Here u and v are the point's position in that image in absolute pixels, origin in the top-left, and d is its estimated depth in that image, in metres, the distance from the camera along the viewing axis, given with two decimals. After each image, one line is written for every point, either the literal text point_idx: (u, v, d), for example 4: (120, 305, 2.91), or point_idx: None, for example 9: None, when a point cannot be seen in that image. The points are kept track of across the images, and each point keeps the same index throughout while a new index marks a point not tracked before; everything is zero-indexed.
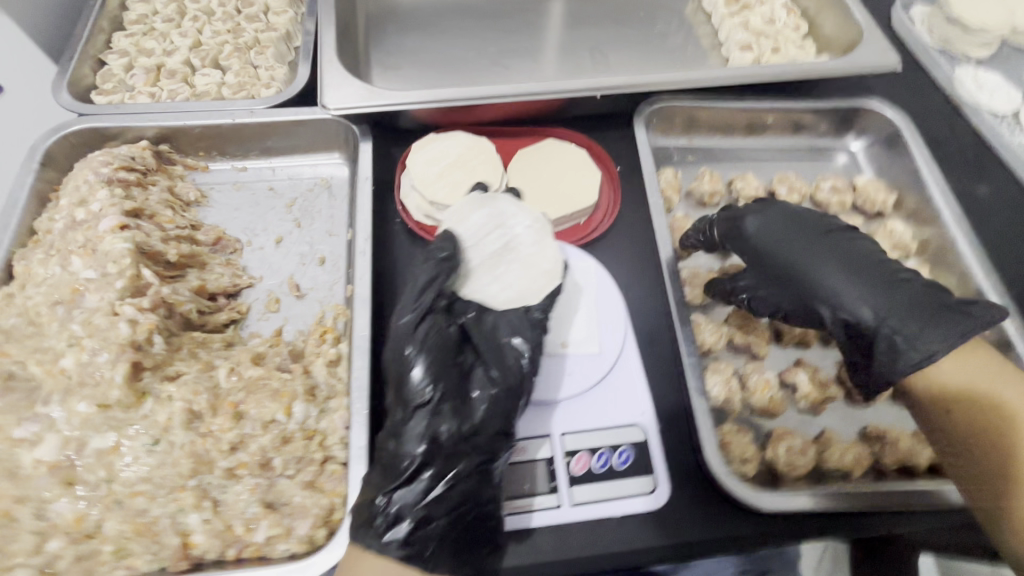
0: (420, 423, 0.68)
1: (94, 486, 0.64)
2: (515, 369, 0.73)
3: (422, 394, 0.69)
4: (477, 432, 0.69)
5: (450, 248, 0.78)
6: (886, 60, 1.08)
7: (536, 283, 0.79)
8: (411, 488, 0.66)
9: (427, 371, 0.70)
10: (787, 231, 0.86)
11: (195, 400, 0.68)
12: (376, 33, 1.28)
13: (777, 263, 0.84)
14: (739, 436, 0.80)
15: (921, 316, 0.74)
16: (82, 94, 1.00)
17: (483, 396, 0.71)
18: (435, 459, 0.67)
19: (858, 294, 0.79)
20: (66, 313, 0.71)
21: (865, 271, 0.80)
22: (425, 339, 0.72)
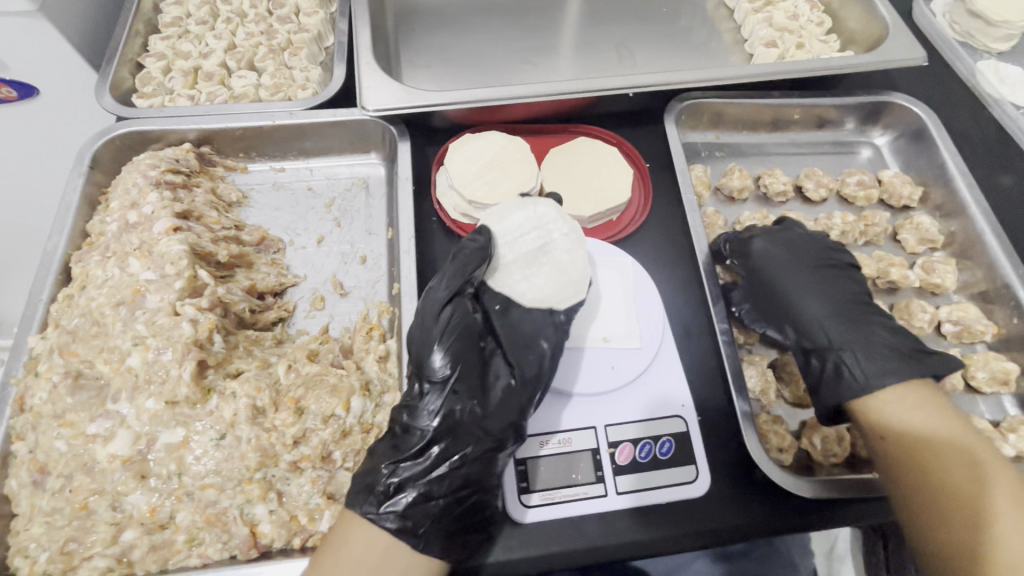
0: (435, 402, 0.72)
1: (165, 479, 0.67)
2: (537, 367, 0.76)
3: (438, 372, 0.72)
4: (489, 421, 0.71)
5: (484, 240, 0.80)
6: (912, 55, 1.09)
7: (564, 291, 0.81)
8: (419, 461, 0.69)
9: (444, 353, 0.73)
10: (788, 260, 0.88)
11: (259, 396, 0.70)
12: (403, 32, 1.30)
13: (766, 283, 0.87)
14: (776, 426, 0.82)
15: (887, 364, 0.75)
16: (123, 98, 1.02)
17: (501, 387, 0.73)
18: (444, 438, 0.70)
19: (828, 327, 0.81)
20: (128, 314, 0.74)
21: (848, 313, 0.82)
22: (447, 323, 0.75)
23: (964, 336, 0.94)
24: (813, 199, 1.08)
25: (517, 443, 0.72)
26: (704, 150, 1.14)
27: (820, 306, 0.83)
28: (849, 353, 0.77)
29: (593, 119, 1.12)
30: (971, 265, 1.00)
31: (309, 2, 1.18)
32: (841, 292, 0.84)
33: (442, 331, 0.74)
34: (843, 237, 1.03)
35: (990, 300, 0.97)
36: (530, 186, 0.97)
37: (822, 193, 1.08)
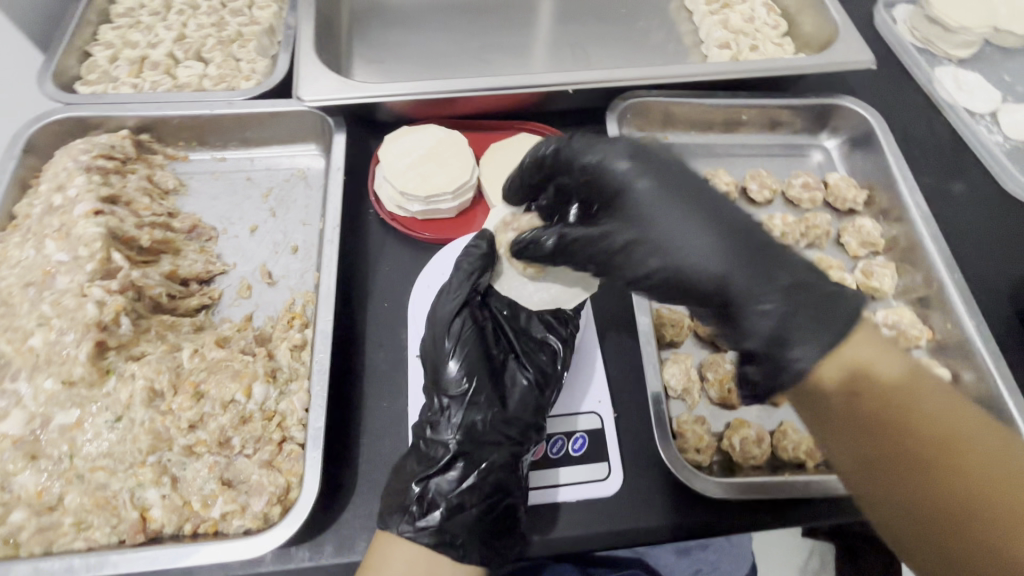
0: (456, 413, 0.74)
1: (56, 460, 0.66)
2: (549, 364, 0.79)
3: (460, 382, 0.75)
4: (512, 423, 0.74)
5: (487, 245, 0.80)
6: (860, 58, 1.09)
7: (572, 287, 0.82)
8: (447, 475, 0.71)
9: (463, 363, 0.76)
10: (666, 186, 0.64)
11: (157, 378, 0.70)
12: (360, 29, 1.31)
13: (642, 225, 0.64)
14: (695, 426, 0.81)
15: (796, 301, 0.60)
16: (66, 85, 1.03)
17: (518, 391, 0.76)
18: (469, 448, 0.72)
19: (723, 263, 0.61)
20: (37, 294, 0.74)
21: (732, 242, 0.62)
22: (460, 334, 0.77)
23: (900, 340, 0.93)
24: (757, 200, 1.07)
25: (539, 439, 0.75)
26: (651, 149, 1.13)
27: (707, 239, 0.61)
28: (763, 291, 0.60)
29: (539, 116, 1.12)
30: (909, 270, 0.99)
31: None
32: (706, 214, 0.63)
33: (458, 343, 0.76)
34: (784, 239, 1.02)
35: (929, 305, 0.95)
36: (464, 181, 0.96)
37: (765, 194, 1.07)
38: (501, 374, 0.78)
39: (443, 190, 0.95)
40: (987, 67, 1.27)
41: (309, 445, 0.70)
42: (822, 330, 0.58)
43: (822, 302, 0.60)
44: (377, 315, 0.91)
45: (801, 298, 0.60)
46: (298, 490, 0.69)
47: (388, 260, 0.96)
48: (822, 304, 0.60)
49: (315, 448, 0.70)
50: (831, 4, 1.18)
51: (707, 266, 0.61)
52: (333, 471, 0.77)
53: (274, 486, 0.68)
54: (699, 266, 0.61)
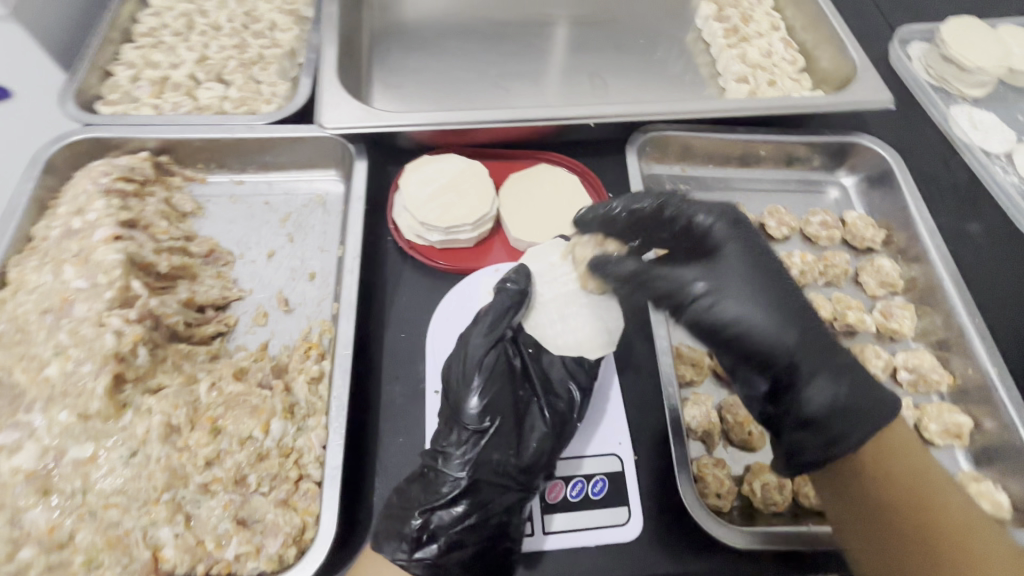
0: (471, 449, 0.73)
1: (68, 496, 0.65)
2: (566, 411, 0.78)
3: (482, 418, 0.75)
4: (525, 467, 0.73)
5: (523, 283, 0.85)
6: (879, 97, 1.09)
7: (598, 335, 0.83)
8: (451, 509, 0.71)
9: (489, 401, 0.76)
10: (751, 253, 0.71)
11: (173, 414, 0.69)
12: (380, 52, 1.31)
13: (719, 278, 0.69)
14: (715, 470, 0.80)
15: (852, 401, 0.64)
16: (87, 104, 1.03)
17: (535, 435, 0.75)
18: (479, 486, 0.72)
19: (789, 329, 0.66)
20: (54, 321, 0.73)
21: (798, 325, 0.67)
22: (488, 370, 0.78)
23: (919, 385, 0.93)
24: (775, 237, 1.07)
25: (545, 485, 0.75)
26: (669, 182, 1.14)
27: (778, 319, 0.67)
28: (823, 374, 0.65)
29: (558, 145, 1.12)
30: (930, 312, 0.99)
31: (285, 18, 1.20)
32: (794, 302, 0.69)
33: (484, 381, 0.77)
34: (802, 277, 1.01)
35: (948, 348, 0.95)
36: (484, 212, 0.96)
37: (784, 231, 1.07)
38: (523, 415, 0.77)
39: (463, 222, 0.95)
40: (1001, 107, 1.28)
41: (327, 483, 0.69)
42: (860, 427, 0.63)
43: (870, 415, 0.63)
44: (393, 346, 0.90)
45: (852, 410, 0.64)
46: (314, 531, 0.68)
47: (405, 291, 0.95)
48: (869, 409, 0.64)
49: (333, 486, 0.69)
50: (850, 43, 1.19)
51: (771, 343, 0.66)
52: (348, 510, 0.76)
53: (290, 526, 0.67)
54: (766, 340, 0.66)
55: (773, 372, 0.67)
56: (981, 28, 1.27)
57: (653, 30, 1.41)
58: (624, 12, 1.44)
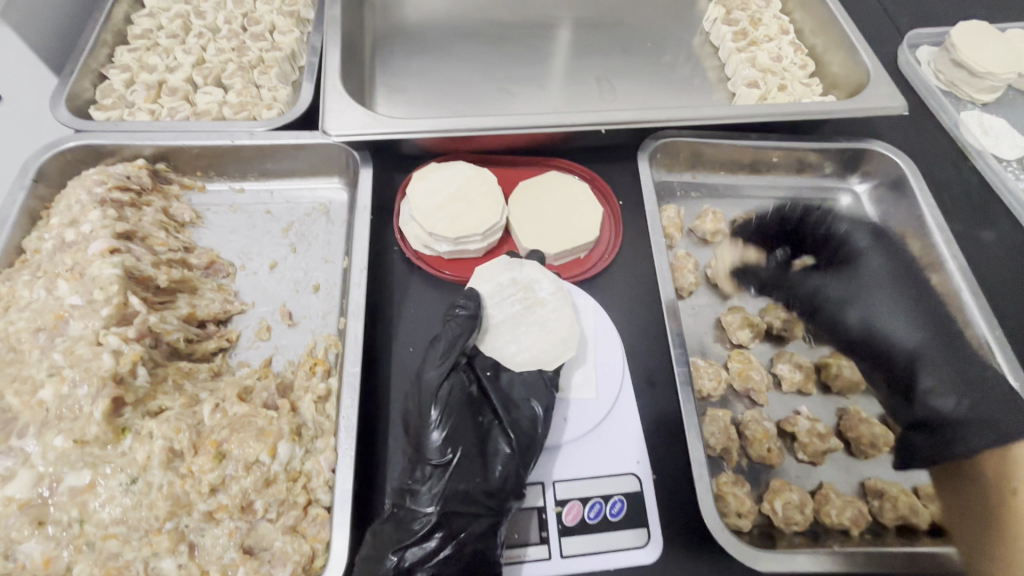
0: (436, 484, 0.70)
1: (65, 526, 0.62)
2: (530, 430, 0.75)
3: (442, 450, 0.71)
4: (492, 491, 0.70)
5: (473, 307, 0.81)
6: (893, 103, 1.08)
7: (550, 349, 0.83)
8: (424, 545, 0.67)
9: (447, 431, 0.72)
10: (897, 272, 0.98)
11: (177, 438, 0.65)
12: (382, 54, 1.28)
13: (875, 296, 0.95)
14: (736, 488, 0.78)
15: (973, 396, 0.84)
16: (80, 109, 0.99)
17: (501, 457, 0.72)
18: (448, 517, 0.68)
19: (914, 343, 0.90)
20: (48, 340, 0.70)
21: (926, 334, 0.91)
22: (446, 400, 0.73)
23: None
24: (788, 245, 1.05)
25: (517, 507, 0.71)
26: (679, 189, 1.12)
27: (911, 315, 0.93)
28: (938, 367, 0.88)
29: (567, 151, 1.09)
30: None
31: (284, 20, 1.16)
32: (914, 315, 0.93)
33: (443, 413, 0.73)
34: None
35: (967, 358, 0.91)
36: (494, 221, 0.93)
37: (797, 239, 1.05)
38: (484, 440, 0.73)
39: (472, 232, 0.92)
40: (1011, 111, 1.27)
41: (336, 509, 0.67)
42: (971, 422, 0.82)
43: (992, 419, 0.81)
44: (401, 360, 0.87)
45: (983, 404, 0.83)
46: (324, 559, 0.65)
47: (413, 303, 0.92)
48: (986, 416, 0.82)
49: (344, 512, 0.67)
50: (862, 47, 1.18)
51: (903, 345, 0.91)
52: (359, 534, 0.73)
53: (299, 555, 0.64)
54: (893, 342, 0.91)
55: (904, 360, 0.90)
56: (990, 32, 1.25)
57: (660, 33, 1.39)
58: (631, 14, 1.42)
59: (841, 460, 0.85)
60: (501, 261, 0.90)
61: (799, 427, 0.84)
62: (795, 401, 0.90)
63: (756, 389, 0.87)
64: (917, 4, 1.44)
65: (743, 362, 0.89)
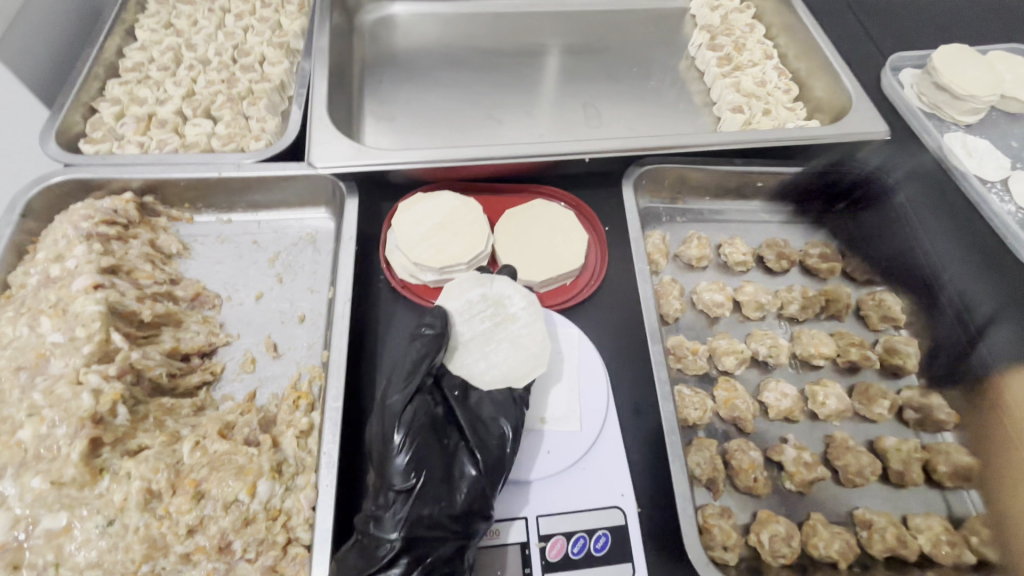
0: (401, 509, 0.68)
1: (40, 570, 0.61)
2: (497, 450, 0.74)
3: (404, 474, 0.69)
4: (458, 515, 0.69)
5: (439, 325, 0.80)
6: (875, 127, 1.09)
7: (520, 367, 0.81)
8: (388, 572, 0.66)
9: (411, 454, 0.70)
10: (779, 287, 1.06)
11: (155, 478, 0.65)
12: (371, 82, 1.30)
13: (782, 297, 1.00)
14: (721, 521, 0.77)
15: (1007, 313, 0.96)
16: (70, 143, 1.00)
17: (468, 480, 0.71)
18: (414, 543, 0.67)
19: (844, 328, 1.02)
20: (29, 379, 0.69)
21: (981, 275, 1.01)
22: (411, 423, 0.72)
23: (926, 424, 0.90)
24: (773, 270, 1.06)
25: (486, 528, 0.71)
26: (665, 215, 1.12)
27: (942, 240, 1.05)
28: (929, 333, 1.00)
29: (553, 178, 1.10)
30: (932, 346, 0.97)
31: (274, 51, 1.18)
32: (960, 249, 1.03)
33: (406, 436, 0.71)
34: (803, 312, 0.99)
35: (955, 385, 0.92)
36: (479, 251, 0.93)
37: (783, 264, 1.05)
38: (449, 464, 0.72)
39: (456, 262, 0.92)
40: (994, 132, 1.28)
41: (317, 546, 0.67)
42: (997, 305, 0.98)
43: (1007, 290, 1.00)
44: None
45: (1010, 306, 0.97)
46: None
47: (396, 333, 0.92)
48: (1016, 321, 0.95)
49: (326, 552, 0.67)
50: (844, 72, 1.19)
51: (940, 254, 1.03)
52: None
53: None
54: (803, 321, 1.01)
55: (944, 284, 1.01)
56: (970, 56, 1.27)
57: (646, 58, 1.41)
58: (617, 40, 1.45)
59: (829, 489, 0.84)
60: (470, 275, 0.88)
61: (785, 456, 0.83)
62: (783, 428, 0.89)
63: (742, 417, 0.86)
64: (899, 28, 1.47)
65: (730, 390, 0.89)
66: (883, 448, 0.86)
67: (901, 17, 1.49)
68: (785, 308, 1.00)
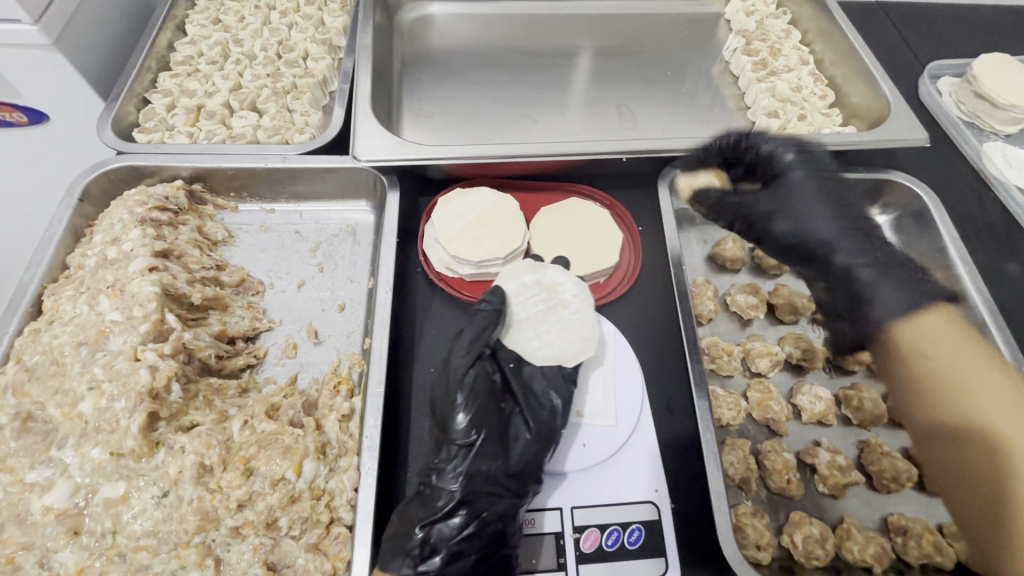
0: (460, 463, 0.72)
1: (99, 537, 0.64)
2: (548, 420, 0.78)
3: (467, 430, 0.74)
4: (513, 474, 0.73)
5: (498, 302, 0.84)
6: (914, 135, 1.08)
7: (573, 349, 0.84)
8: (448, 522, 0.69)
9: (472, 413, 0.75)
10: (812, 187, 0.94)
11: (207, 453, 0.67)
12: (409, 79, 1.32)
13: (786, 194, 0.94)
14: (755, 520, 0.77)
15: (890, 277, 0.87)
16: (124, 131, 1.04)
17: (522, 442, 0.75)
18: (470, 497, 0.70)
19: (822, 216, 0.92)
20: (89, 355, 0.72)
21: (863, 243, 0.90)
22: (470, 387, 0.77)
23: None
24: None
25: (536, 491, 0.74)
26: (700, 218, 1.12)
27: (829, 219, 0.91)
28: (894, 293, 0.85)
29: (588, 177, 1.11)
30: None
31: (317, 48, 1.21)
32: (849, 216, 0.93)
33: (467, 395, 0.76)
34: None
35: None
36: (516, 246, 0.95)
37: None
38: (505, 427, 0.76)
39: (494, 256, 0.94)
40: None
41: (358, 527, 0.68)
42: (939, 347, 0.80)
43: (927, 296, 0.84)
44: (422, 381, 0.88)
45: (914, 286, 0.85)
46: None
47: (434, 323, 0.94)
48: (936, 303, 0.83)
49: (367, 531, 0.68)
50: (883, 79, 1.19)
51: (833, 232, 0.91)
52: None
53: (321, 572, 0.66)
54: (795, 205, 0.93)
55: (842, 261, 0.89)
56: (1012, 66, 1.25)
57: (680, 61, 1.42)
58: (650, 43, 1.45)
59: (862, 495, 0.84)
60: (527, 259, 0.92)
61: (820, 459, 0.83)
62: (816, 431, 0.89)
63: (776, 419, 0.87)
64: (937, 36, 1.45)
65: (763, 392, 0.89)
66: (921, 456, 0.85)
67: (939, 25, 1.48)
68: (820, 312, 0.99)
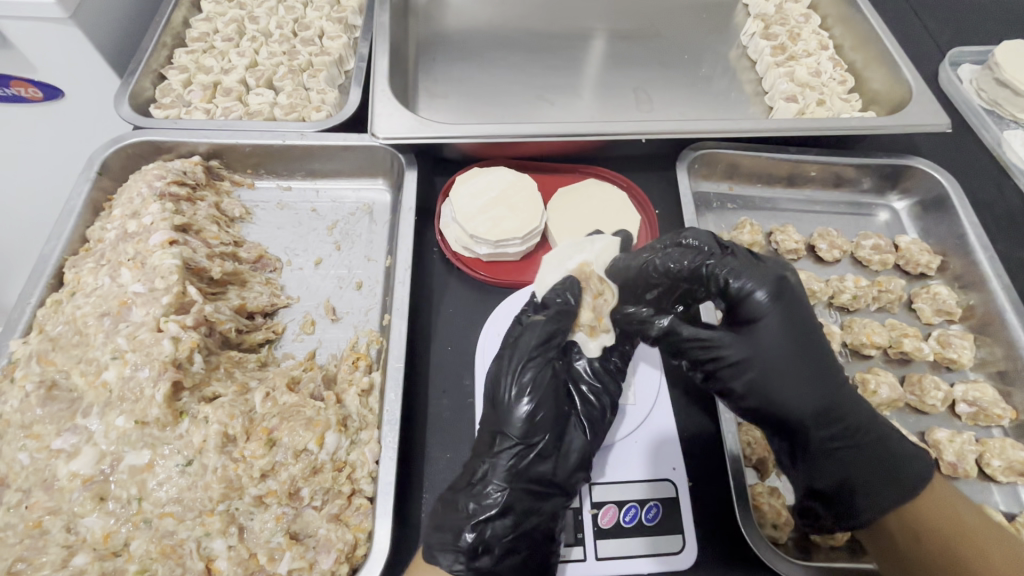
0: (518, 464, 0.70)
1: (124, 503, 0.65)
2: (599, 418, 0.78)
3: (772, 281, 0.69)
4: (566, 475, 0.72)
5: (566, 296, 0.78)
6: (936, 120, 1.07)
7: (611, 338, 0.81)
8: (502, 520, 0.69)
9: (766, 285, 0.69)
10: (786, 324, 0.68)
11: (230, 423, 0.68)
12: (424, 60, 1.31)
13: (755, 352, 0.67)
14: (773, 499, 0.77)
15: (870, 478, 0.68)
16: (141, 108, 1.03)
17: (577, 444, 0.74)
18: (525, 497, 0.70)
19: (807, 393, 0.67)
20: (112, 325, 0.73)
21: (835, 396, 0.68)
22: (539, 384, 0.73)
23: (980, 419, 0.88)
24: (824, 259, 1.05)
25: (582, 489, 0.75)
26: (715, 201, 1.12)
27: (806, 384, 0.67)
28: (833, 453, 0.69)
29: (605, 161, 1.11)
30: (988, 342, 0.95)
31: (333, 26, 1.19)
32: (825, 372, 0.68)
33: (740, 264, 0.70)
34: (855, 301, 0.99)
35: (1010, 381, 0.91)
36: (535, 226, 0.95)
37: (835, 254, 1.04)
38: (562, 427, 0.74)
39: (512, 236, 0.93)
40: None
41: (380, 499, 0.69)
42: (884, 492, 0.68)
43: (892, 459, 0.68)
44: (439, 358, 0.89)
45: (888, 442, 0.69)
46: (366, 548, 0.67)
47: (452, 303, 0.94)
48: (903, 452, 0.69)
49: (387, 501, 0.69)
50: (904, 64, 1.18)
51: (808, 404, 0.67)
52: (400, 528, 0.75)
53: (343, 542, 0.66)
54: (781, 375, 0.67)
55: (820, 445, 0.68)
56: None
57: (697, 46, 1.40)
58: (667, 26, 1.43)
59: None
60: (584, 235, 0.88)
61: None
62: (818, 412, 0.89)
63: None
64: (956, 23, 1.43)
65: None
66: (936, 440, 0.86)
67: (960, 13, 1.45)
68: (837, 296, 0.99)
